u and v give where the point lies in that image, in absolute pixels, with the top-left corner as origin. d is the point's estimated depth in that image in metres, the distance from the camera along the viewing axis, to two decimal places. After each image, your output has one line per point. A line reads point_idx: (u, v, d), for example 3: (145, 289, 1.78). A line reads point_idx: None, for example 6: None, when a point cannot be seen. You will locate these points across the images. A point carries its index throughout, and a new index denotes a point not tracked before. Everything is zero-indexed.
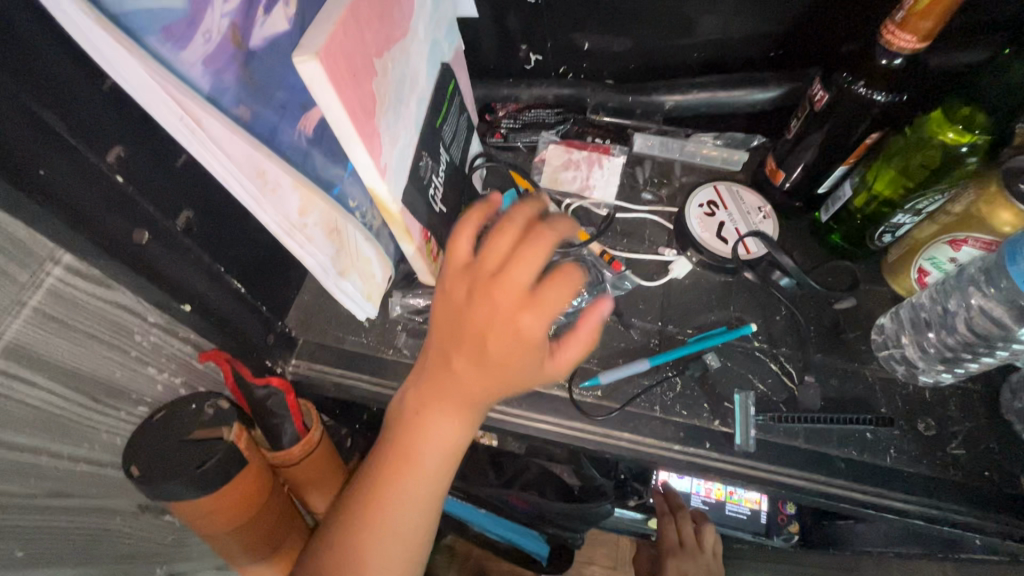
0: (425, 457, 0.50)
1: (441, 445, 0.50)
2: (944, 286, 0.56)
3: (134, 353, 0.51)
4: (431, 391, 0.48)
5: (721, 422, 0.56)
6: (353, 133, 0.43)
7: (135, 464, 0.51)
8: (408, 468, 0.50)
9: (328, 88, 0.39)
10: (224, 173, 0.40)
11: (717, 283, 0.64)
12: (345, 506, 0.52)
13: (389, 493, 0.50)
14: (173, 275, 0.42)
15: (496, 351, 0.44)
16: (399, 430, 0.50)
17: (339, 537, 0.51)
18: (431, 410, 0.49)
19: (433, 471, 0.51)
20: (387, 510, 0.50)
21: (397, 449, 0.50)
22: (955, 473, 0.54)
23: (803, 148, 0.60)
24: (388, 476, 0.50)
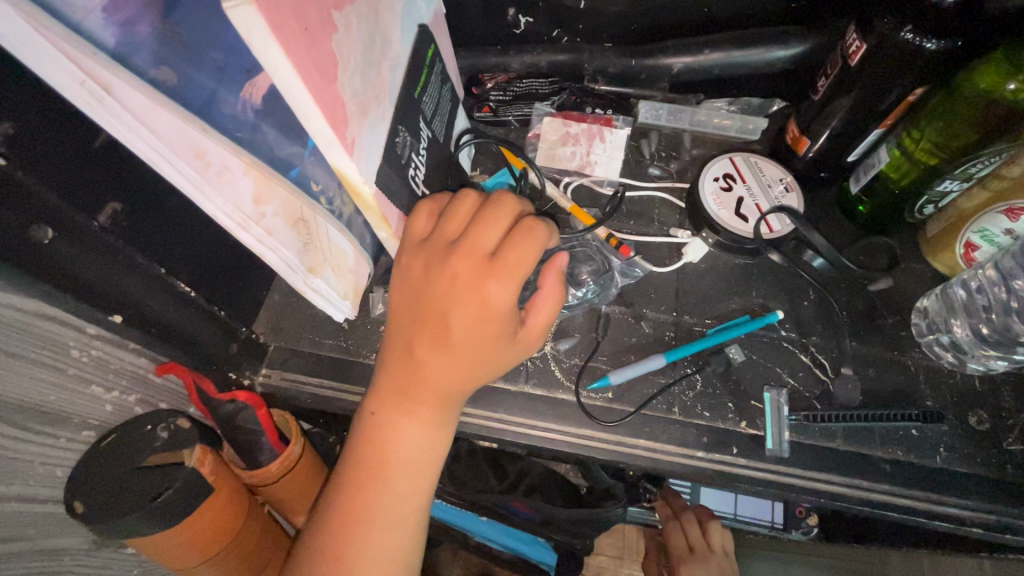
0: (394, 481, 0.43)
1: (415, 461, 0.43)
2: (1010, 265, 0.48)
3: (71, 373, 0.44)
4: (391, 396, 0.43)
5: (749, 423, 0.50)
6: (310, 102, 0.35)
7: (80, 500, 0.44)
8: (378, 494, 0.43)
9: (270, 42, 0.31)
10: (149, 154, 0.32)
11: (736, 266, 0.58)
12: (301, 553, 0.44)
13: (359, 528, 0.43)
14: (96, 280, 0.34)
15: (464, 332, 0.40)
16: (362, 452, 0.43)
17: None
18: (396, 418, 0.43)
19: (406, 491, 0.44)
20: (360, 548, 0.43)
21: (362, 474, 0.43)
22: (1014, 472, 0.48)
23: (829, 112, 0.54)
24: (355, 505, 0.43)
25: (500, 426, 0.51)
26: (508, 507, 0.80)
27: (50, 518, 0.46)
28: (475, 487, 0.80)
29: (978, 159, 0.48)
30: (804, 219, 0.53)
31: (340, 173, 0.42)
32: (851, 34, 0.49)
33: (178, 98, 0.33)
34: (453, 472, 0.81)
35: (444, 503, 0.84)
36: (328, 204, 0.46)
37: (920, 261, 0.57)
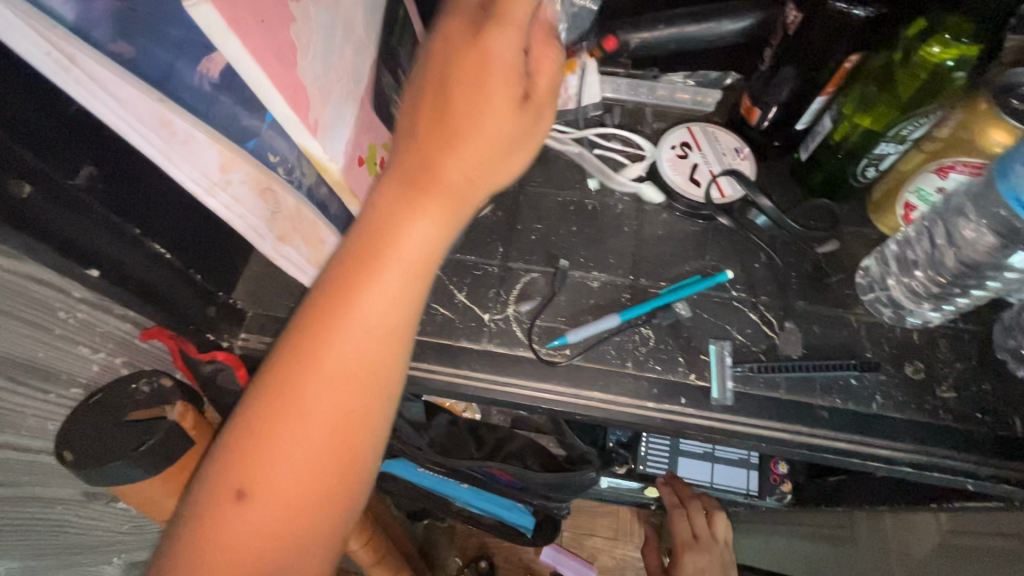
0: (398, 283, 0.37)
1: (410, 262, 0.37)
2: (928, 220, 0.52)
3: (59, 332, 0.47)
4: (403, 182, 0.37)
5: (697, 375, 0.53)
6: (270, 89, 0.39)
7: (69, 450, 0.47)
8: (376, 296, 0.37)
9: (230, 37, 0.35)
10: (117, 123, 0.36)
11: (691, 231, 0.61)
12: (270, 370, 0.36)
13: (351, 336, 0.36)
14: (72, 236, 0.38)
15: (486, 121, 0.37)
16: (361, 247, 0.37)
17: (278, 419, 0.36)
18: (406, 205, 0.37)
19: (394, 303, 0.37)
20: (349, 360, 0.36)
21: (358, 269, 0.37)
22: (946, 418, 0.51)
23: (780, 80, 0.56)
24: (344, 314, 0.36)
25: (464, 381, 0.54)
26: (486, 473, 0.84)
27: (41, 468, 0.49)
28: (454, 455, 0.84)
29: (911, 121, 0.50)
30: (751, 183, 0.57)
31: (304, 150, 0.46)
32: (790, 6, 0.52)
33: (137, 70, 0.35)
34: (435, 441, 0.85)
35: (427, 471, 0.88)
36: (287, 175, 0.47)
37: (868, 224, 0.60)
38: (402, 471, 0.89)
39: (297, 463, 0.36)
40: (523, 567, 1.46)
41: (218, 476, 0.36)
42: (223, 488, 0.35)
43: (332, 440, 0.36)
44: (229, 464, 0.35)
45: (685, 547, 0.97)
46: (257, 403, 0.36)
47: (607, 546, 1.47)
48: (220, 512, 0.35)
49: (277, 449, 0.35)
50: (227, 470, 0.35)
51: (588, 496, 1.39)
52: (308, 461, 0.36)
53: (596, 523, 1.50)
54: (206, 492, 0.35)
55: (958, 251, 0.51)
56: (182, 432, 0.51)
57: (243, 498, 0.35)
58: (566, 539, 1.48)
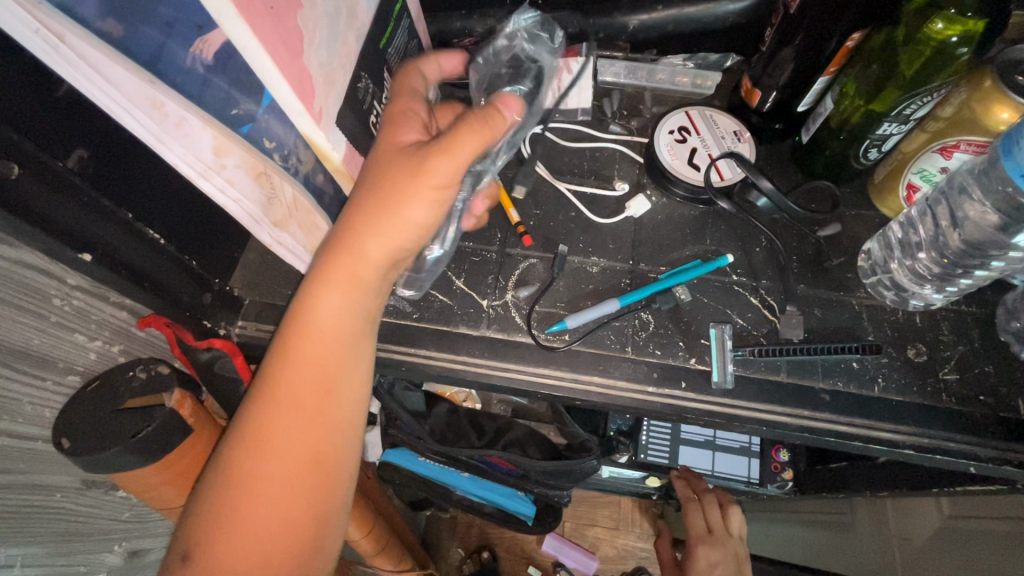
0: (318, 370, 0.48)
1: (327, 328, 0.47)
2: (934, 200, 0.52)
3: (54, 320, 0.46)
4: (320, 262, 0.47)
5: (698, 360, 0.53)
6: (278, 74, 0.39)
7: (67, 437, 0.47)
8: (295, 378, 0.47)
9: (240, 22, 0.35)
10: (109, 104, 0.35)
11: (691, 215, 0.60)
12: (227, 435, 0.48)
13: (276, 413, 0.47)
14: (66, 222, 0.37)
15: (381, 203, 0.45)
16: (284, 342, 0.48)
17: (218, 491, 0.46)
18: (317, 283, 0.47)
19: (317, 362, 0.48)
20: (276, 429, 0.47)
21: (282, 347, 0.48)
22: (949, 400, 0.50)
23: (779, 61, 0.55)
24: (268, 400, 0.47)
25: (461, 366, 0.53)
26: (487, 462, 0.84)
27: (39, 457, 0.49)
28: (455, 444, 0.84)
29: (915, 98, 0.49)
30: (752, 165, 0.56)
31: (308, 139, 0.46)
32: None
33: (125, 51, 0.35)
34: (434, 430, 0.85)
35: (428, 461, 0.88)
36: (283, 161, 0.47)
37: (870, 207, 0.59)
38: (402, 460, 0.89)
39: (233, 524, 0.45)
40: (524, 557, 1.47)
41: (189, 523, 0.47)
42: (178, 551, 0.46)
43: (261, 500, 0.46)
44: (186, 530, 0.46)
45: (699, 542, 0.98)
46: (211, 474, 0.47)
47: (608, 536, 1.48)
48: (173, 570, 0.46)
49: (220, 514, 0.46)
50: (186, 532, 0.47)
51: (589, 486, 1.39)
52: (249, 521, 0.46)
53: (597, 513, 1.50)
54: (171, 554, 0.47)
55: (962, 232, 0.51)
56: (181, 419, 0.51)
57: (197, 546, 0.45)
58: (567, 530, 1.49)
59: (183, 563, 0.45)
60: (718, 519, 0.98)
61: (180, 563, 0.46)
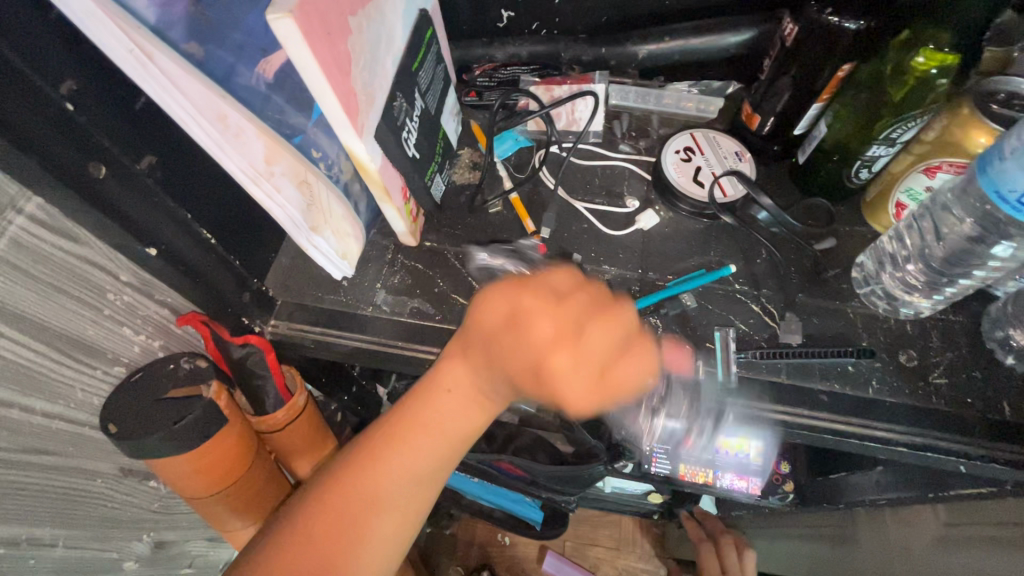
0: (426, 447, 0.49)
1: (451, 418, 0.49)
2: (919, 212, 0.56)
3: (106, 313, 0.50)
4: (459, 374, 0.49)
5: (703, 361, 0.56)
6: (330, 92, 0.43)
7: (113, 422, 0.50)
8: (412, 454, 0.49)
9: (303, 45, 0.40)
10: (183, 115, 0.39)
11: (696, 229, 0.64)
12: (324, 495, 0.48)
13: (382, 468, 0.48)
14: (137, 218, 0.42)
15: (558, 373, 0.45)
16: (400, 420, 0.49)
17: (311, 527, 0.47)
18: (449, 383, 0.49)
19: (438, 446, 0.50)
20: (386, 486, 0.48)
21: (403, 427, 0.49)
22: (938, 401, 0.54)
23: (778, 89, 0.61)
24: (372, 462, 0.48)
25: None
26: (497, 467, 0.87)
27: (83, 443, 0.52)
28: (466, 449, 0.86)
29: (901, 122, 0.54)
30: (753, 183, 0.61)
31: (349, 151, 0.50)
32: (787, 20, 0.57)
33: (202, 68, 0.39)
34: None
35: None
36: (327, 170, 0.52)
37: (862, 224, 0.63)
38: None
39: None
40: None
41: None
42: None
43: (348, 557, 0.47)
44: (259, 572, 0.45)
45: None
46: (289, 524, 0.47)
47: (609, 556, 1.48)
48: None
49: (300, 572, 0.46)
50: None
51: (591, 504, 1.40)
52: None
53: (598, 533, 1.51)
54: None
55: (944, 245, 0.54)
56: (218, 410, 0.54)
57: None
58: (568, 549, 1.49)
59: None
60: (735, 563, 1.12)
61: None
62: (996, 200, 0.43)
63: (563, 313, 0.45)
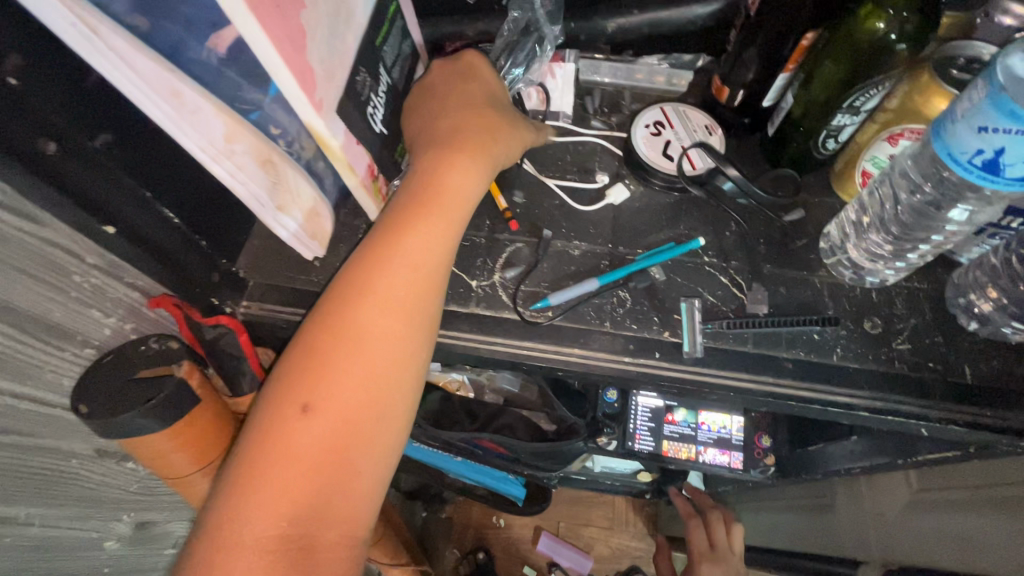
0: (435, 206, 0.52)
1: (426, 247, 0.51)
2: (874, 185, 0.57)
3: (74, 295, 0.50)
4: (440, 151, 0.55)
5: (671, 332, 0.57)
6: (282, 68, 0.43)
7: (84, 403, 0.51)
8: (390, 285, 0.48)
9: (249, 19, 0.39)
10: (134, 90, 0.39)
11: (666, 203, 0.65)
12: (307, 343, 0.47)
13: (363, 298, 0.48)
14: (95, 195, 0.42)
15: (479, 135, 0.57)
16: (410, 195, 0.52)
17: (301, 376, 0.45)
18: (445, 161, 0.54)
19: (418, 271, 0.50)
20: (392, 281, 0.49)
21: (384, 252, 0.49)
22: (901, 366, 0.54)
23: (745, 60, 0.61)
24: (375, 276, 0.48)
25: (451, 340, 0.57)
26: (480, 446, 0.88)
27: (56, 424, 0.52)
28: (448, 429, 0.87)
29: (861, 91, 0.54)
30: (719, 155, 0.61)
31: (310, 128, 0.50)
32: None
33: (149, 43, 0.39)
34: (428, 417, 0.88)
35: (424, 447, 0.92)
36: (288, 148, 0.52)
37: (830, 195, 0.64)
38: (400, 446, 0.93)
39: (303, 425, 0.44)
40: (519, 558, 1.49)
41: (258, 458, 0.43)
42: (287, 403, 0.44)
43: (367, 354, 0.47)
44: (277, 397, 0.45)
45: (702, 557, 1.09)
46: (275, 387, 0.45)
47: (602, 535, 1.51)
48: (252, 469, 0.43)
49: (297, 425, 0.44)
50: (261, 438, 0.43)
51: (582, 484, 1.42)
52: (339, 375, 0.45)
53: (592, 513, 1.53)
54: (243, 465, 0.43)
55: (904, 208, 0.55)
56: (189, 389, 0.54)
57: (308, 406, 0.44)
58: (562, 529, 1.51)
59: (301, 410, 0.44)
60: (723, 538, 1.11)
61: (296, 413, 0.44)
62: (950, 162, 0.43)
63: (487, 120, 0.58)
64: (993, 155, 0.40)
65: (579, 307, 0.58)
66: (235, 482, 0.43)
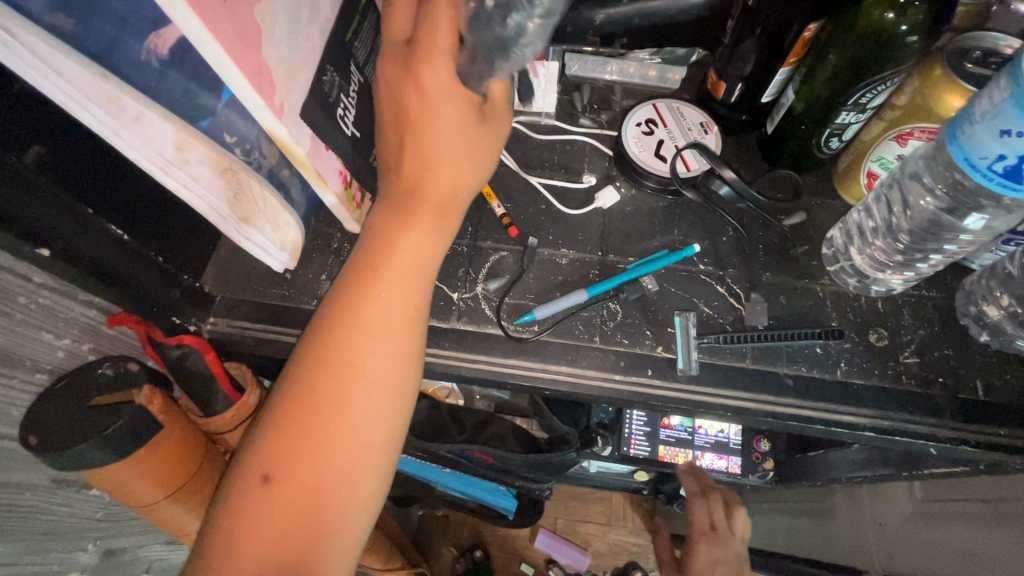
0: (403, 262, 0.45)
1: (392, 306, 0.44)
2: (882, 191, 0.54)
3: (19, 318, 0.46)
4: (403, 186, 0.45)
5: (664, 347, 0.53)
6: (235, 69, 0.39)
7: (34, 435, 0.47)
8: (353, 350, 0.43)
9: (189, 15, 0.35)
10: (62, 98, 0.35)
11: (659, 206, 0.61)
12: (271, 415, 0.43)
13: (324, 367, 0.43)
14: (27, 218, 0.38)
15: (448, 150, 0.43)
16: (370, 247, 0.45)
17: (263, 451, 0.41)
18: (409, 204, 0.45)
19: (386, 333, 0.44)
20: (354, 347, 0.43)
21: (346, 315, 0.43)
22: (909, 382, 0.51)
23: (742, 54, 0.57)
24: (343, 347, 0.43)
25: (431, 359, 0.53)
26: (469, 457, 0.84)
27: (8, 456, 0.49)
28: (436, 440, 0.84)
29: (867, 87, 0.50)
30: (715, 156, 0.57)
31: (272, 135, 0.46)
32: None
33: (77, 44, 0.35)
34: (415, 426, 0.85)
35: (411, 457, 0.89)
36: (246, 157, 0.47)
37: (833, 197, 0.60)
38: None
39: (264, 504, 0.40)
40: (516, 555, 1.48)
41: (222, 534, 0.41)
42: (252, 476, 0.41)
43: (330, 426, 0.42)
44: (244, 469, 0.42)
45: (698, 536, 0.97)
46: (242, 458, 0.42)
47: (599, 532, 1.49)
48: (217, 542, 0.41)
49: (258, 502, 0.41)
50: (226, 512, 0.41)
51: (578, 483, 1.40)
52: (302, 449, 0.41)
53: (589, 510, 1.51)
54: (209, 539, 0.41)
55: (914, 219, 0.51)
56: (150, 416, 0.51)
57: (270, 480, 0.41)
58: (559, 527, 1.49)
59: (264, 485, 0.41)
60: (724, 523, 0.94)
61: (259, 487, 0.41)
62: (967, 169, 0.39)
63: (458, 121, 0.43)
64: (1015, 162, 0.36)
65: (567, 320, 0.55)
66: (212, 552, 0.40)
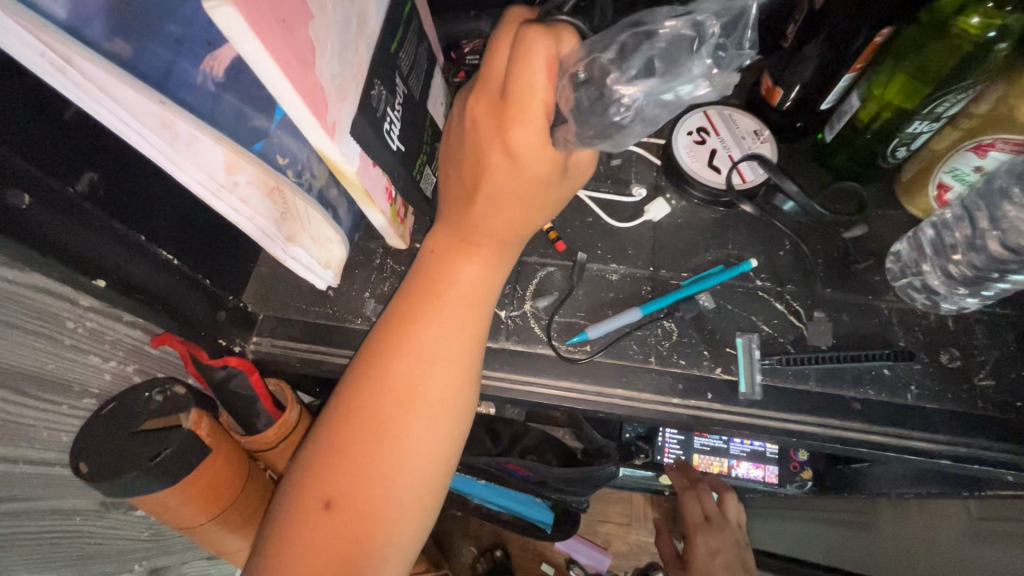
0: (454, 300, 0.45)
1: (445, 339, 0.44)
2: (969, 203, 0.50)
3: (67, 342, 0.45)
4: (455, 231, 0.46)
5: (724, 368, 0.51)
6: (291, 90, 0.37)
7: (83, 461, 0.46)
8: (410, 379, 0.43)
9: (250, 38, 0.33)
10: (118, 125, 0.34)
11: (711, 218, 0.59)
12: (326, 438, 0.42)
13: (381, 393, 0.42)
14: (81, 248, 0.37)
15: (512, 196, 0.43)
16: (419, 287, 0.45)
17: (320, 475, 0.41)
18: (460, 247, 0.45)
19: (442, 365, 0.43)
20: (410, 375, 0.43)
21: (401, 345, 0.43)
22: (985, 407, 0.49)
23: (802, 59, 0.54)
24: (399, 374, 0.43)
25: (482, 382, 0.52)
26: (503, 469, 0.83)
27: None
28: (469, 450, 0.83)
29: (948, 96, 0.47)
30: (775, 167, 0.55)
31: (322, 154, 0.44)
32: None
33: (134, 70, 0.33)
34: None
35: None
36: (297, 177, 0.46)
37: (896, 207, 0.57)
38: None
39: (322, 526, 0.40)
40: (538, 555, 1.47)
41: (278, 556, 0.40)
42: (310, 499, 0.41)
43: (387, 452, 0.41)
44: (298, 493, 0.41)
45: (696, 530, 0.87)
46: (295, 481, 0.42)
47: (621, 532, 1.47)
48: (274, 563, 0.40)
49: (316, 526, 0.40)
50: (283, 532, 0.41)
51: None
52: (360, 474, 0.41)
53: (610, 510, 1.49)
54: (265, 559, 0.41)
55: (1001, 236, 0.48)
56: (199, 440, 0.50)
57: (331, 505, 0.40)
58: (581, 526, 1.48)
59: (324, 510, 0.40)
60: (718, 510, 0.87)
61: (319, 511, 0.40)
62: None
63: (533, 173, 0.42)
64: None
65: (622, 341, 0.53)
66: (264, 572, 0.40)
